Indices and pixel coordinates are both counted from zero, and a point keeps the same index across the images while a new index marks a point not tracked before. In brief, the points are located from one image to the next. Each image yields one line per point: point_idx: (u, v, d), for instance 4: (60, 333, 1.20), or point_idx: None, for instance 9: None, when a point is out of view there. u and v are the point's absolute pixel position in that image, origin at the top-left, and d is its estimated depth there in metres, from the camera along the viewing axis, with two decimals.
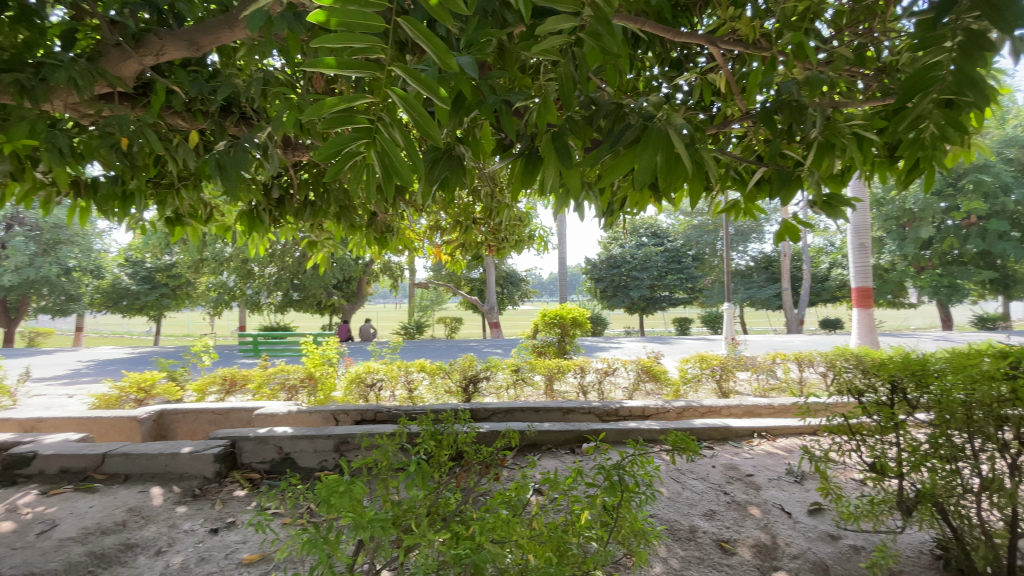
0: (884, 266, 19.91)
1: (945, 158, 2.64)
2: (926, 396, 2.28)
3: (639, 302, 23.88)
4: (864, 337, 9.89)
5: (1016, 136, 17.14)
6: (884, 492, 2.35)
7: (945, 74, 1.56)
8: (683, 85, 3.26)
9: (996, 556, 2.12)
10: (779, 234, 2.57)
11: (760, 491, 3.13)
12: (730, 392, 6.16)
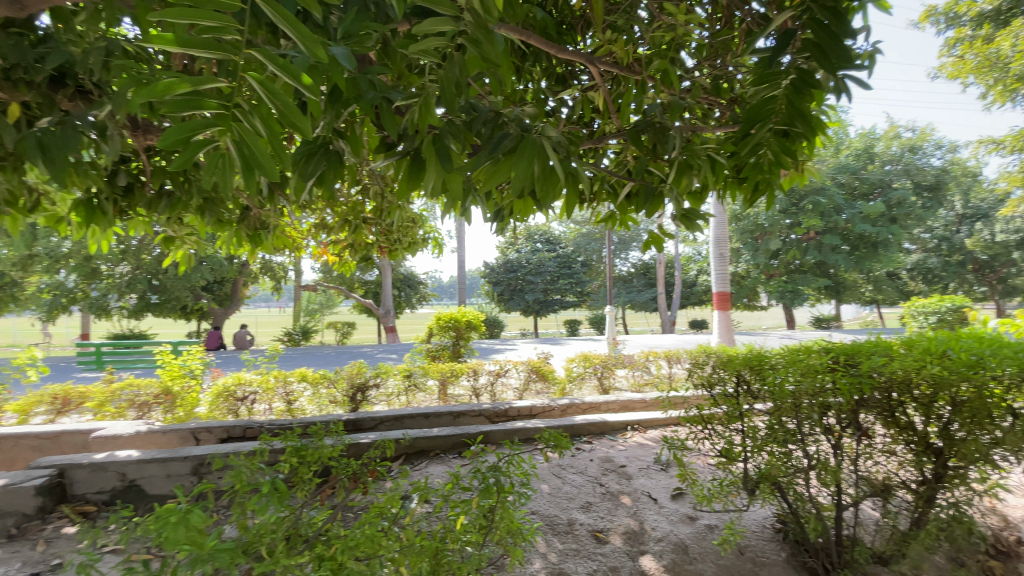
0: (742, 274, 22.70)
1: (783, 181, 3.05)
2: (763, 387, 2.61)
3: (534, 305, 24.70)
4: (723, 336, 11.19)
5: (846, 164, 20.46)
6: (731, 473, 2.68)
7: (779, 107, 1.79)
8: (566, 100, 3.43)
9: (821, 526, 2.47)
10: (647, 242, 2.83)
11: (631, 480, 3.38)
12: (611, 389, 6.63)
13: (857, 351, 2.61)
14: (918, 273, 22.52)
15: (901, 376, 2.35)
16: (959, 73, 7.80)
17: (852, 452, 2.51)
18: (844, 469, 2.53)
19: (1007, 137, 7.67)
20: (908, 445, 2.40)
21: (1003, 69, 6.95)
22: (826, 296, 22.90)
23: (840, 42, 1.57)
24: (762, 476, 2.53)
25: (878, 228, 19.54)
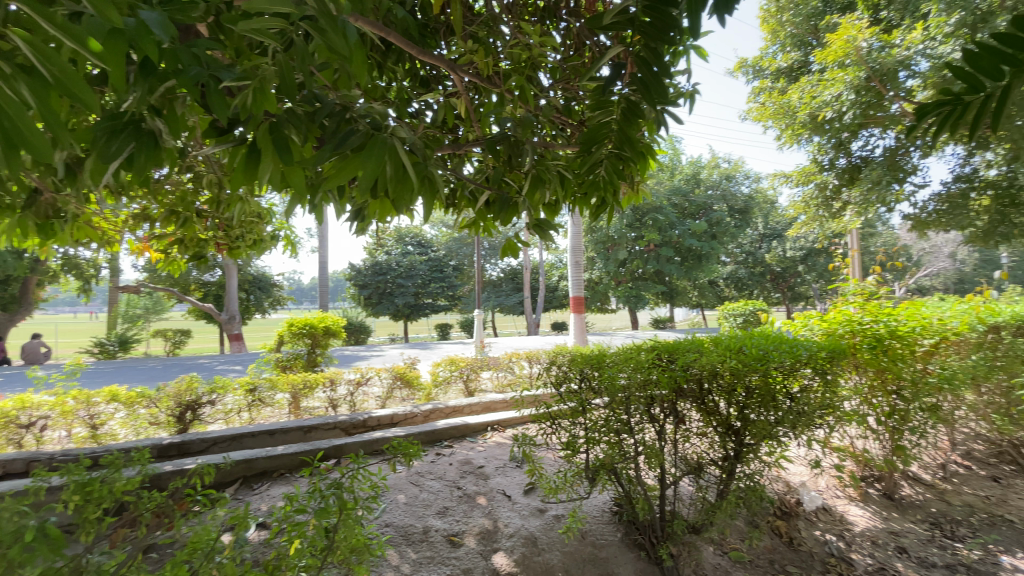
0: (596, 280, 24.79)
1: (623, 199, 3.39)
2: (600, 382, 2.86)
3: (403, 309, 24.10)
4: (579, 337, 12.09)
5: (679, 187, 23.61)
6: (576, 465, 2.88)
7: (611, 131, 1.97)
8: (430, 103, 3.42)
9: (647, 505, 2.80)
10: (503, 249, 2.93)
11: (488, 480, 3.48)
12: (476, 391, 6.75)
13: (676, 348, 3.00)
14: (732, 282, 26.90)
15: (708, 370, 2.79)
16: (760, 117, 9.51)
17: (673, 436, 2.88)
18: (665, 451, 2.90)
19: (792, 174, 9.55)
20: (715, 429, 2.86)
21: (788, 118, 8.65)
22: (664, 301, 26.12)
23: (665, 80, 1.68)
24: (600, 463, 2.79)
25: (703, 242, 22.89)
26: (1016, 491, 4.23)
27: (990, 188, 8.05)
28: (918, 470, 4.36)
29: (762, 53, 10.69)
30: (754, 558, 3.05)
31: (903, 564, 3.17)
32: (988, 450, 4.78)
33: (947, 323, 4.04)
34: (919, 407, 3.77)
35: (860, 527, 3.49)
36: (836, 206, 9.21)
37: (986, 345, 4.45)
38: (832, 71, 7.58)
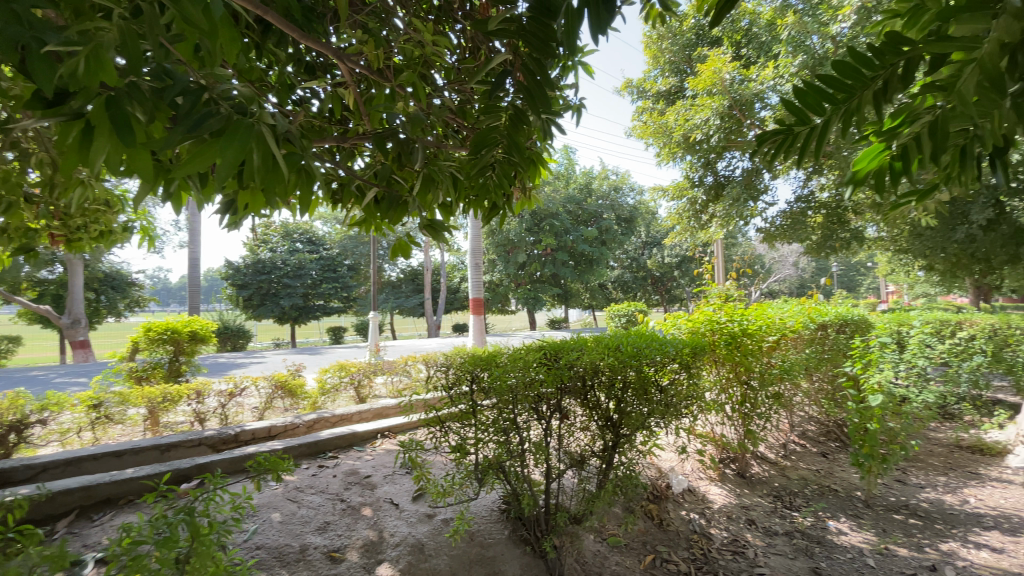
0: (495, 282, 25.13)
1: (516, 204, 3.45)
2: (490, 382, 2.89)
3: (290, 311, 22.40)
4: (477, 339, 12.14)
5: (573, 195, 24.83)
6: (464, 467, 2.87)
7: (500, 137, 1.88)
8: (316, 92, 3.21)
9: (534, 500, 2.90)
10: (393, 250, 2.83)
11: (374, 490, 3.38)
12: (368, 398, 6.49)
13: (561, 347, 3.15)
14: (618, 285, 29.16)
15: (592, 367, 2.99)
16: (642, 135, 10.36)
17: (559, 432, 3.02)
18: (551, 447, 3.04)
19: (669, 188, 10.53)
20: (597, 423, 3.07)
21: (666, 137, 9.54)
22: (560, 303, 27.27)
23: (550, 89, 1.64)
24: (489, 463, 2.83)
25: (594, 248, 24.32)
26: (838, 463, 5.06)
27: (822, 208, 9.59)
28: (765, 451, 5.03)
29: (645, 76, 11.65)
30: (630, 542, 3.27)
31: (752, 534, 3.61)
32: (818, 430, 5.67)
33: (786, 322, 4.71)
34: (763, 395, 4.37)
35: (718, 504, 3.93)
36: (704, 218, 10.35)
37: (817, 340, 5.25)
38: (701, 98, 8.48)
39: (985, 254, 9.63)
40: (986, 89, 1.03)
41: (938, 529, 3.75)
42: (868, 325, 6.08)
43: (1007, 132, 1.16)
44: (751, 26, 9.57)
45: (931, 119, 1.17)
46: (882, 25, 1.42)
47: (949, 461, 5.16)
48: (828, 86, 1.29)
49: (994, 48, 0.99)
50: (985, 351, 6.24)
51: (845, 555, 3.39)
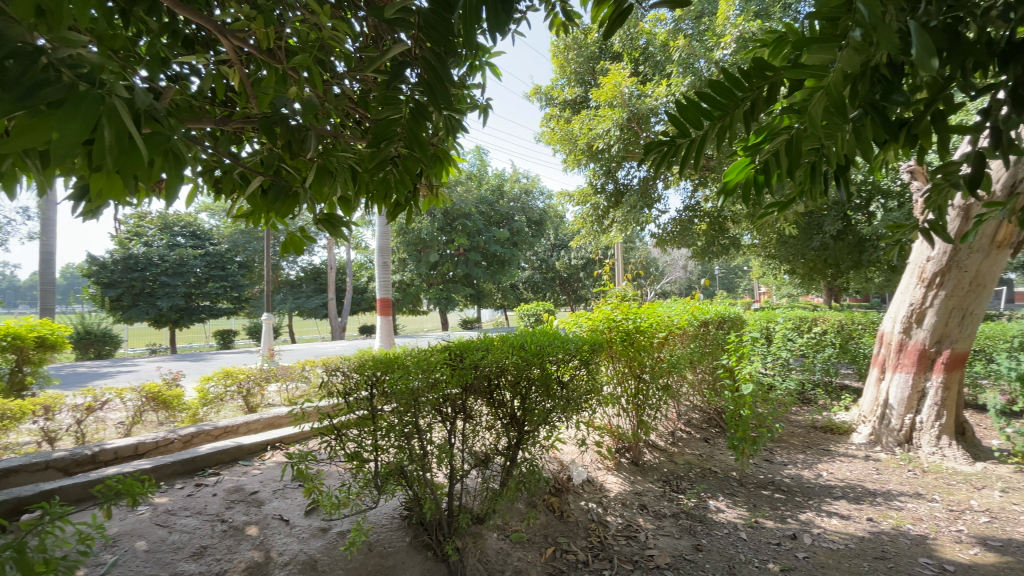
0: (405, 282, 24.52)
1: (422, 201, 3.35)
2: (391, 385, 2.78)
3: (170, 313, 19.99)
4: (385, 340, 11.67)
5: (485, 196, 24.97)
6: (363, 475, 2.74)
7: (399, 131, 1.77)
8: (197, 70, 2.88)
9: (436, 504, 2.86)
10: (283, 246, 2.60)
11: (261, 507, 3.19)
12: (259, 407, 6.00)
13: (467, 347, 3.13)
14: (530, 286, 30.09)
15: (498, 366, 3.02)
16: (550, 141, 10.69)
17: (463, 433, 3.01)
18: (456, 448, 3.02)
19: (574, 193, 10.98)
20: (503, 421, 3.12)
21: (571, 145, 9.95)
22: (472, 303, 27.28)
23: (452, 84, 1.59)
24: (390, 470, 2.73)
25: (505, 249, 24.68)
26: (717, 447, 5.60)
27: (707, 217, 10.60)
28: (656, 439, 5.43)
29: (553, 84, 12.04)
30: (532, 537, 3.34)
31: (643, 518, 3.86)
32: (701, 418, 6.25)
33: (673, 320, 5.12)
34: (653, 387, 4.73)
35: (614, 492, 4.17)
36: (606, 223, 10.94)
37: (700, 336, 5.79)
38: (603, 109, 8.92)
39: (834, 260, 11.26)
40: (830, 113, 1.18)
41: (797, 501, 4.29)
42: (741, 322, 6.85)
43: (846, 153, 1.34)
44: (648, 46, 10.29)
45: (786, 137, 1.32)
46: (753, 53, 1.57)
47: (805, 440, 5.94)
48: (705, 101, 1.40)
49: (838, 77, 1.13)
50: (832, 344, 7.28)
51: (722, 530, 3.74)
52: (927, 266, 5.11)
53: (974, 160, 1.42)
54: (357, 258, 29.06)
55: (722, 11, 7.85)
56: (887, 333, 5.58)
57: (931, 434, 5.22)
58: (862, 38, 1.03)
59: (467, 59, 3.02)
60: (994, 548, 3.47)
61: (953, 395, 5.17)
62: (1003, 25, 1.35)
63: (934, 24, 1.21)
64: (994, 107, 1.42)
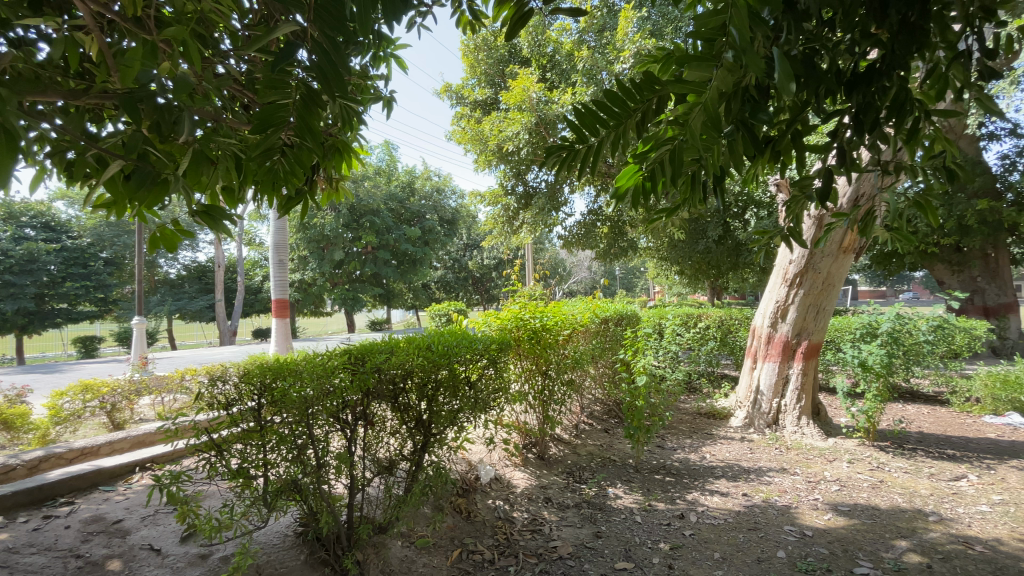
0: (307, 282, 23.08)
1: (320, 196, 3.12)
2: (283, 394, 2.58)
3: (14, 318, 16.93)
4: (280, 345, 10.84)
5: (394, 193, 24.25)
6: (249, 493, 2.52)
7: (289, 118, 1.61)
8: (45, 34, 2.45)
9: (334, 517, 2.71)
10: (152, 242, 2.28)
11: (126, 537, 2.83)
12: (127, 424, 5.29)
13: (368, 349, 3.01)
14: (442, 285, 30.46)
15: (401, 369, 2.96)
16: (460, 140, 10.64)
17: (364, 439, 2.90)
18: (356, 456, 2.90)
19: (485, 194, 11.04)
20: (407, 424, 3.07)
21: (482, 145, 9.99)
22: (380, 303, 26.35)
23: (347, 72, 1.48)
24: (281, 486, 2.54)
25: (415, 247, 24.13)
26: (616, 436, 5.93)
27: (609, 221, 11.20)
28: (561, 433, 5.62)
29: (463, 83, 12.01)
30: (438, 540, 3.29)
31: (548, 511, 3.97)
32: (602, 409, 6.60)
33: (576, 318, 5.32)
34: (557, 383, 4.92)
35: (520, 488, 4.24)
36: (516, 224, 11.12)
37: (601, 332, 6.10)
38: (513, 112, 9.04)
39: (717, 262, 12.49)
40: (709, 127, 1.28)
41: (685, 483, 4.68)
42: (636, 319, 7.40)
43: (722, 166, 1.46)
44: (555, 54, 10.63)
45: (671, 147, 1.41)
46: (645, 67, 1.66)
47: (692, 426, 6.50)
48: (602, 110, 1.46)
49: (714, 94, 1.24)
50: (714, 337, 8.06)
51: (620, 516, 3.97)
52: (789, 267, 5.80)
53: (825, 176, 1.62)
54: (251, 256, 26.77)
55: (622, 28, 8.34)
56: (759, 328, 6.26)
57: (793, 416, 5.96)
58: (734, 59, 1.13)
59: (371, 49, 2.90)
60: (842, 512, 4.04)
61: (810, 380, 5.95)
62: (847, 59, 1.56)
63: (794, 53, 1.36)
64: (840, 130, 1.63)
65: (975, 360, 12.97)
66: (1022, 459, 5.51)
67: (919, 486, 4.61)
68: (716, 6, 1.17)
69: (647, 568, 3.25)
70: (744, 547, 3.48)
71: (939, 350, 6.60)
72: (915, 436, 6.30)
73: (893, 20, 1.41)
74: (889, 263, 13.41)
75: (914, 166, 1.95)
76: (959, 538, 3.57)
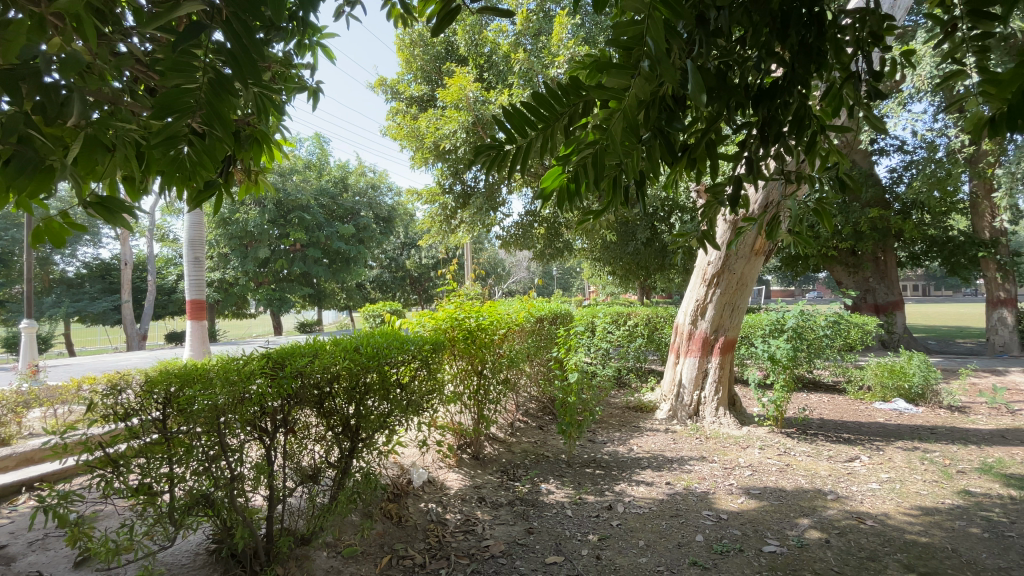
0: (228, 281, 21.60)
1: (240, 188, 2.91)
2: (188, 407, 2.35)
3: None
4: (196, 349, 10.02)
5: (325, 188, 23.24)
6: (154, 511, 2.33)
7: (195, 102, 1.48)
8: None
9: (250, 531, 2.57)
10: (36, 236, 2.01)
11: (11, 565, 2.57)
12: (13, 439, 4.74)
13: (290, 352, 2.88)
14: (377, 285, 29.71)
15: (326, 372, 2.87)
16: (396, 136, 10.42)
17: (286, 446, 2.78)
18: (276, 465, 2.77)
19: (422, 192, 10.87)
20: (333, 430, 2.99)
21: (418, 142, 9.86)
22: (310, 304, 25.19)
23: (262, 57, 1.38)
24: (190, 500, 2.37)
25: (349, 245, 23.24)
26: (549, 433, 6.04)
27: (545, 222, 11.40)
28: (496, 431, 5.66)
29: (399, 78, 11.78)
30: (367, 548, 3.18)
31: (481, 511, 3.97)
32: (537, 407, 6.72)
33: (511, 317, 5.35)
34: (493, 382, 4.94)
35: (454, 490, 4.21)
36: (454, 223, 11.07)
37: (536, 331, 6.20)
38: (449, 110, 8.96)
39: (645, 264, 13.15)
40: (628, 133, 1.34)
41: (613, 475, 4.85)
42: (569, 317, 7.61)
43: (641, 171, 1.53)
44: (492, 54, 10.66)
45: (593, 151, 1.45)
46: (575, 71, 1.69)
47: (621, 420, 6.77)
48: (531, 112, 1.48)
49: (633, 101, 1.29)
50: (642, 334, 8.45)
51: (552, 511, 4.05)
52: (707, 268, 6.18)
53: (736, 183, 1.74)
54: (164, 253, 24.65)
55: (557, 33, 8.51)
56: (681, 325, 6.62)
57: (712, 407, 6.37)
58: (649, 69, 1.18)
59: (295, 35, 2.77)
60: (754, 496, 4.36)
61: (726, 373, 6.38)
62: (755, 75, 1.68)
63: (707, 66, 1.44)
64: (748, 141, 1.75)
65: (867, 352, 14.48)
66: (903, 439, 6.22)
67: (819, 468, 5.08)
68: (633, 17, 1.22)
69: (576, 560, 3.34)
70: (666, 534, 3.67)
71: (836, 343, 7.30)
72: (816, 422, 6.93)
73: (794, 41, 1.52)
74: (796, 265, 14.67)
75: (813, 177, 2.14)
76: (852, 514, 3.97)
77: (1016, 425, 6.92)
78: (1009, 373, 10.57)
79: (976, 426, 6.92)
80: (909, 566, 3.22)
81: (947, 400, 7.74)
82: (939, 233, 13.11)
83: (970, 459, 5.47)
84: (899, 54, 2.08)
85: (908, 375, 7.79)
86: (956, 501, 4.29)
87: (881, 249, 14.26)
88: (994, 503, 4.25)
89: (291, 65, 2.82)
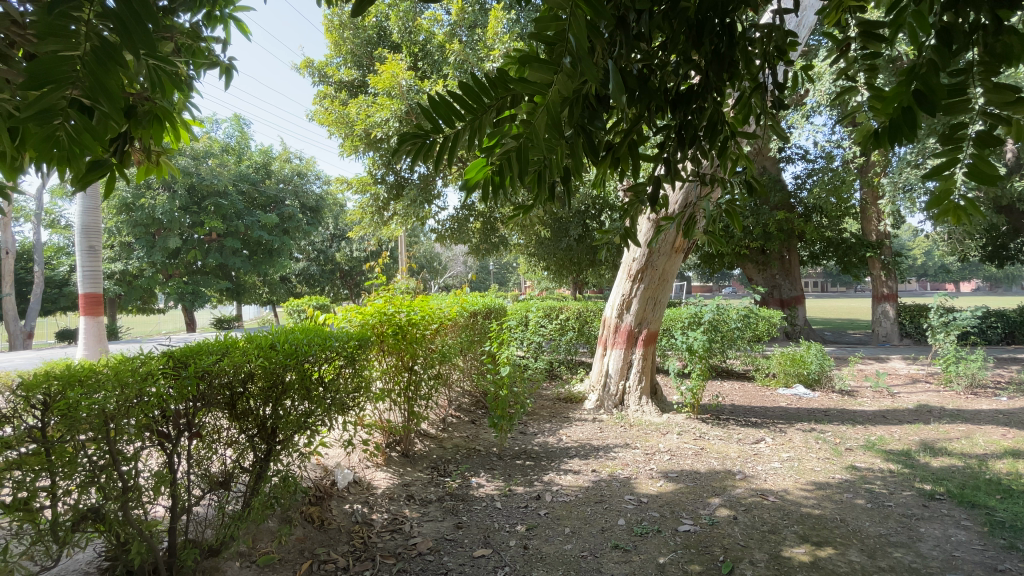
0: (131, 272, 19.78)
1: (137, 171, 2.59)
2: (75, 422, 2.08)
3: None
4: (91, 348, 8.97)
5: (245, 173, 21.63)
6: (32, 529, 2.07)
7: (76, 73, 1.27)
8: None
9: (149, 546, 2.38)
10: None
11: None
12: None
13: (195, 350, 2.69)
14: (304, 279, 28.33)
15: (238, 372, 2.74)
16: (324, 122, 10.05)
17: (192, 452, 2.61)
18: (181, 473, 2.59)
19: (353, 181, 10.51)
20: (247, 432, 2.87)
21: (348, 129, 9.58)
22: (229, 298, 23.55)
23: (156, 22, 1.20)
24: (77, 515, 2.14)
25: (272, 236, 21.83)
26: (482, 426, 6.07)
27: (480, 217, 11.45)
28: (428, 428, 5.60)
29: (327, 60, 11.28)
30: (286, 555, 3.04)
31: (409, 509, 3.89)
32: (469, 401, 6.82)
33: (444, 311, 5.26)
34: (424, 377, 4.86)
35: (381, 489, 4.12)
36: (386, 214, 10.77)
37: (469, 326, 6.23)
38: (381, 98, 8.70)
39: (577, 260, 13.66)
40: (551, 129, 1.33)
41: (542, 465, 4.96)
42: (502, 312, 7.69)
43: (565, 169, 1.57)
44: (427, 43, 10.35)
45: (517, 146, 1.43)
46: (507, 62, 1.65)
47: (552, 411, 6.94)
48: (458, 103, 1.43)
49: (556, 96, 1.29)
50: (573, 328, 8.70)
51: (481, 504, 4.06)
52: (632, 264, 6.47)
53: (655, 182, 1.79)
54: (54, 241, 22.03)
55: (492, 27, 8.48)
56: (608, 319, 6.87)
57: (635, 396, 6.69)
58: (571, 66, 1.20)
59: (203, 5, 2.57)
60: (671, 479, 4.62)
61: (649, 364, 6.72)
62: (673, 79, 1.72)
63: (626, 67, 1.46)
64: (667, 143, 1.82)
65: (773, 343, 15.91)
66: (802, 421, 6.88)
67: (729, 450, 5.48)
68: (556, 13, 1.22)
69: (504, 552, 3.38)
70: (591, 520, 3.81)
71: (747, 336, 7.90)
72: (728, 407, 7.48)
73: (708, 49, 1.59)
74: (713, 262, 15.71)
75: (725, 179, 2.27)
76: (756, 492, 4.33)
77: (894, 407, 7.85)
78: (888, 361, 12.02)
79: (862, 408, 7.77)
80: (803, 536, 3.56)
81: (839, 385, 8.64)
82: (835, 234, 14.51)
83: (856, 437, 6.14)
84: (801, 69, 2.24)
85: (807, 363, 8.54)
86: (845, 476, 4.80)
87: (786, 249, 15.63)
88: (875, 476, 4.80)
89: (201, 37, 2.63)
